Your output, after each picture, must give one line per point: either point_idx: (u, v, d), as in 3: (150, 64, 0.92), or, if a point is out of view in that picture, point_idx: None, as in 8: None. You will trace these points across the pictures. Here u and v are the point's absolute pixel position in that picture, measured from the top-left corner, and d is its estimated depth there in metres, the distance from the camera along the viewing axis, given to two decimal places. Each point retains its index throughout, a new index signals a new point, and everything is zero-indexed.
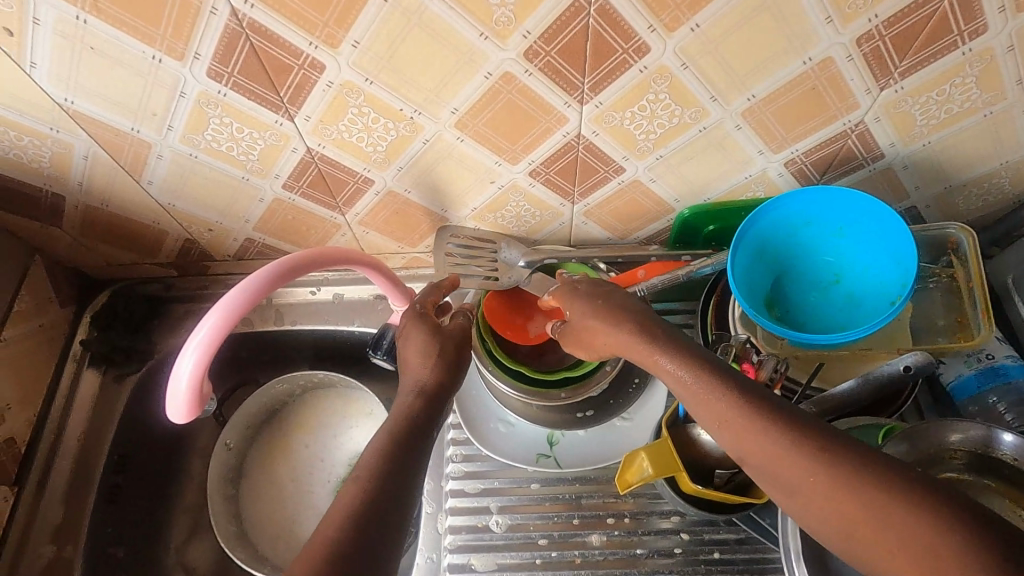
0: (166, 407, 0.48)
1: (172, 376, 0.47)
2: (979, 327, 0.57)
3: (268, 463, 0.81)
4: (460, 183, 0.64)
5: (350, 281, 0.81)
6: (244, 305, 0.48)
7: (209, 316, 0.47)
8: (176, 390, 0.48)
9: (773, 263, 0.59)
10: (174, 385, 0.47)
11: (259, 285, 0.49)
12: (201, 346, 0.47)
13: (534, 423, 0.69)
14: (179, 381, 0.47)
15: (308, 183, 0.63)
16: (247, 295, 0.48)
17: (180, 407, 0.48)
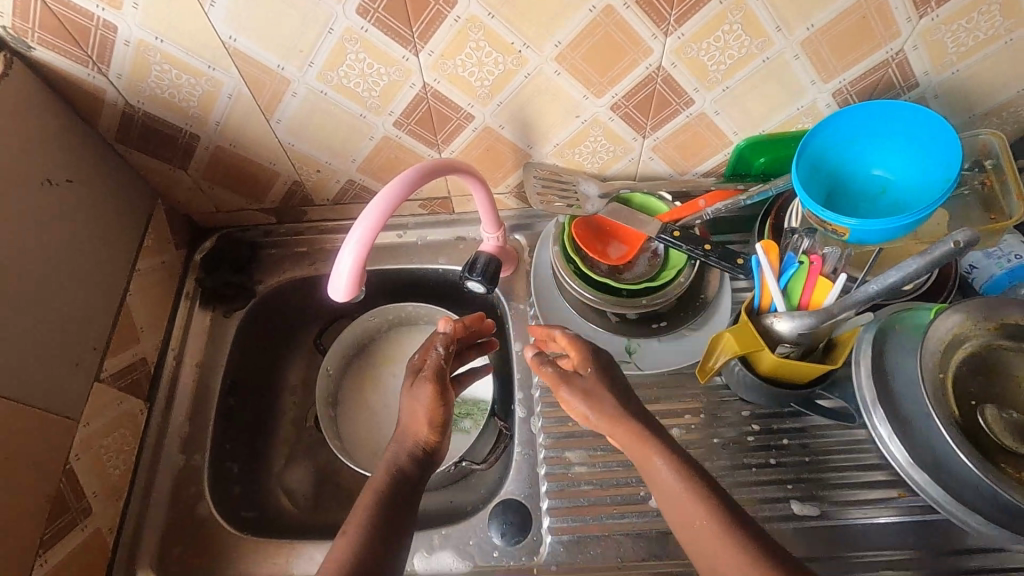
0: (332, 290, 0.56)
1: (338, 263, 0.55)
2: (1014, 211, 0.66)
3: (362, 391, 0.89)
4: (549, 118, 0.73)
5: (433, 224, 0.89)
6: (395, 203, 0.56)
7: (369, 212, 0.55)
8: (341, 273, 0.56)
9: (827, 177, 0.68)
10: (340, 271, 0.55)
11: (406, 183, 0.57)
12: (363, 237, 0.55)
13: (613, 335, 0.78)
14: (345, 267, 0.55)
15: (416, 120, 0.72)
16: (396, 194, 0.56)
17: (345, 290, 0.56)
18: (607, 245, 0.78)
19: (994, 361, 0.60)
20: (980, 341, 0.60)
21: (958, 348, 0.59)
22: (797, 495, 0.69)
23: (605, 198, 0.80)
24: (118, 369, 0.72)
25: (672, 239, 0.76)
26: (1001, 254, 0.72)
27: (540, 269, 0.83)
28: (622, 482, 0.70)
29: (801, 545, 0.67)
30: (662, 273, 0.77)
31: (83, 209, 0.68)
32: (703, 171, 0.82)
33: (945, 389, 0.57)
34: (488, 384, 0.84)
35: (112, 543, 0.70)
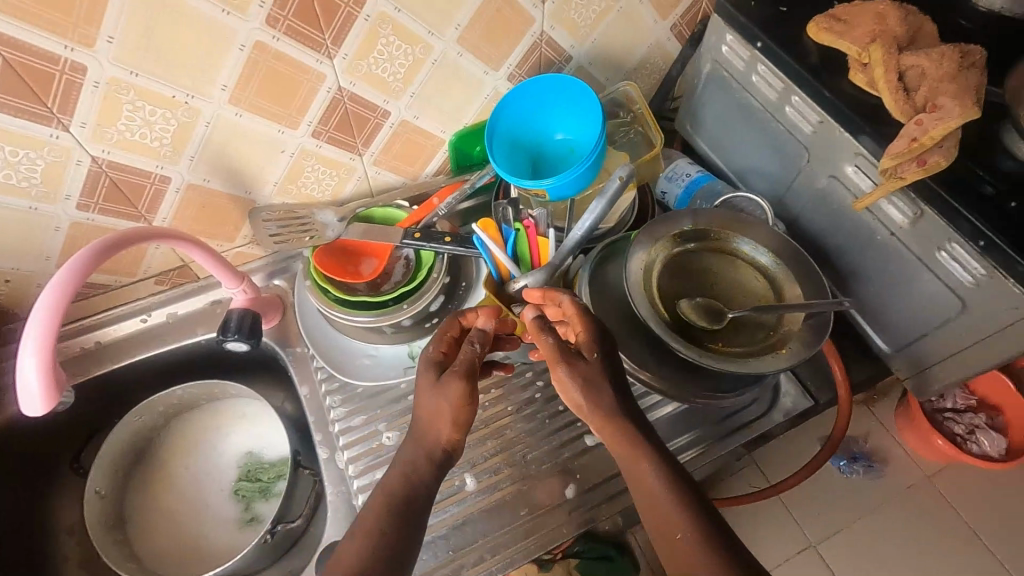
0: (24, 406, 0.56)
1: (24, 382, 0.55)
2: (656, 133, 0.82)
3: (151, 499, 0.80)
4: (254, 160, 0.72)
5: (181, 297, 0.83)
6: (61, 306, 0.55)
7: (33, 326, 0.55)
8: (33, 382, 0.55)
9: (527, 149, 0.77)
10: (26, 389, 0.55)
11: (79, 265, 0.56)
12: (35, 349, 0.55)
13: (393, 346, 0.80)
14: (32, 385, 0.55)
15: (103, 196, 0.66)
16: (58, 296, 0.55)
17: (38, 405, 0.55)
18: (358, 267, 0.79)
19: (681, 262, 0.72)
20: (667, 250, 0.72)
21: (654, 261, 0.70)
22: (586, 428, 0.77)
23: (344, 222, 0.81)
24: None
25: (416, 240, 0.78)
26: (676, 176, 0.87)
27: (304, 309, 0.82)
28: (437, 481, 0.72)
29: (603, 469, 0.74)
30: (417, 274, 0.80)
31: None
32: (433, 172, 0.88)
33: (653, 299, 0.67)
34: (277, 440, 0.84)
35: None
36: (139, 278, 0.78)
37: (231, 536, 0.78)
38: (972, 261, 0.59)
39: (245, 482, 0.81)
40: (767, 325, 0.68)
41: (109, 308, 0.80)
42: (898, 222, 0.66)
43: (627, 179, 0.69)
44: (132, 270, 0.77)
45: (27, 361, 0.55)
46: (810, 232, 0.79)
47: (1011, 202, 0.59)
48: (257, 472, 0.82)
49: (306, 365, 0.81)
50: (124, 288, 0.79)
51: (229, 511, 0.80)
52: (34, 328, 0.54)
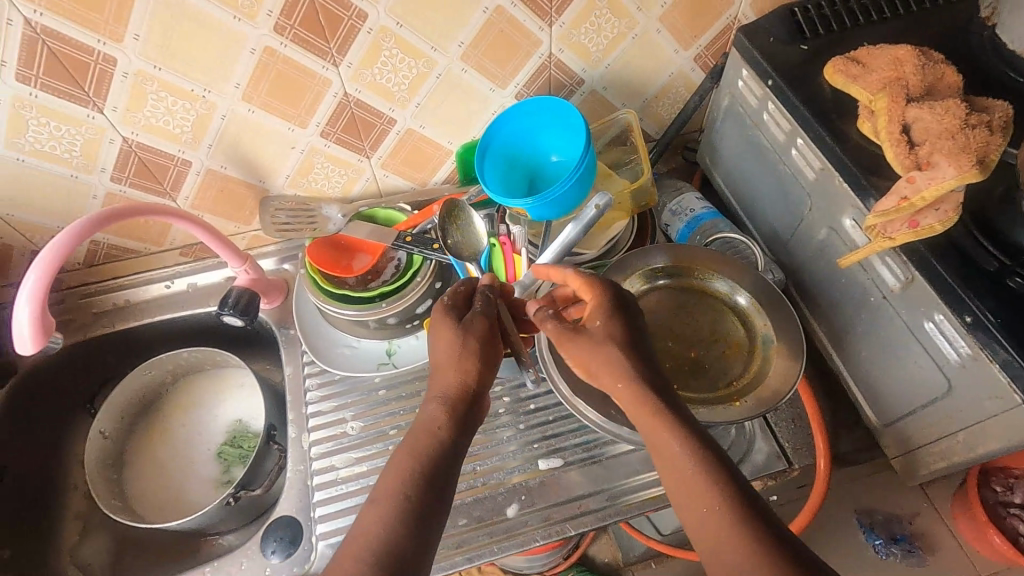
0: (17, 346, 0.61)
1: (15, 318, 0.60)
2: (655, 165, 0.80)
3: (148, 447, 0.89)
4: (266, 152, 0.78)
5: (200, 269, 0.91)
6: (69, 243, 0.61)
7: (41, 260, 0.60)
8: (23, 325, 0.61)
9: (524, 168, 0.80)
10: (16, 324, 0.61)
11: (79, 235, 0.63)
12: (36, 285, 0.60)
13: (373, 341, 0.84)
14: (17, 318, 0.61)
15: (132, 172, 0.75)
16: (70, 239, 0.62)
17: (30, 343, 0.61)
18: (351, 262, 0.85)
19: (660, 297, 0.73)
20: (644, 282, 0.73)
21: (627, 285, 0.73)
22: (545, 451, 0.76)
23: (346, 217, 0.86)
24: None
25: (406, 244, 0.82)
26: (680, 211, 0.85)
27: (301, 296, 0.87)
28: None
29: (552, 494, 0.74)
30: (403, 277, 0.83)
31: None
32: (442, 179, 0.91)
33: None
34: (255, 408, 0.91)
35: None
36: (165, 248, 0.87)
37: (206, 493, 0.85)
38: (958, 338, 0.53)
39: (229, 446, 0.88)
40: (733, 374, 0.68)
41: (139, 271, 0.90)
42: (889, 284, 0.60)
43: (603, 208, 0.68)
44: (159, 240, 0.86)
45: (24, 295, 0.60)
46: (810, 284, 0.74)
47: (1014, 279, 0.53)
48: (240, 440, 0.88)
49: (295, 347, 0.87)
50: (152, 256, 0.88)
51: (210, 470, 0.87)
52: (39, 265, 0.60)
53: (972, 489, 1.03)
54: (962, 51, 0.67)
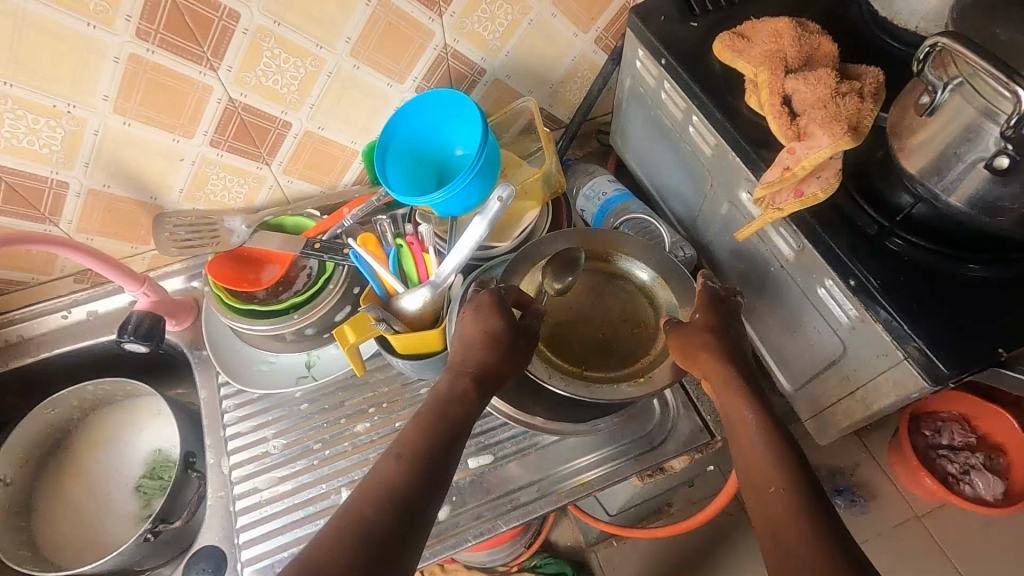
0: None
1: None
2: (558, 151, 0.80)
3: (59, 489, 0.83)
4: (153, 166, 0.74)
5: (100, 296, 0.86)
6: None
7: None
8: None
9: (431, 165, 0.77)
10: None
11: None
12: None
13: (291, 354, 0.81)
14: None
15: (2, 198, 0.69)
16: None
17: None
18: (259, 274, 0.81)
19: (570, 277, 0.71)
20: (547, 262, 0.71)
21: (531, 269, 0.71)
22: (475, 449, 0.76)
23: (251, 229, 0.81)
24: None
25: (315, 251, 0.78)
26: (594, 195, 0.85)
27: (211, 315, 0.83)
28: (313, 492, 0.72)
29: (484, 491, 0.73)
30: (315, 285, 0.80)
31: None
32: (353, 181, 0.88)
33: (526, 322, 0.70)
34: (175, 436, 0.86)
35: None
36: (57, 276, 0.82)
37: (126, 531, 0.80)
38: (846, 301, 0.55)
39: (148, 479, 0.84)
40: (642, 351, 0.69)
41: (31, 304, 0.84)
42: (785, 254, 0.61)
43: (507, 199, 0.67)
44: (48, 268, 0.80)
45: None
46: (721, 258, 0.75)
47: (893, 240, 0.55)
48: (160, 471, 0.84)
49: (210, 369, 0.83)
50: (44, 285, 0.82)
51: (129, 507, 0.82)
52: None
53: (904, 441, 1.07)
54: (842, 20, 0.69)
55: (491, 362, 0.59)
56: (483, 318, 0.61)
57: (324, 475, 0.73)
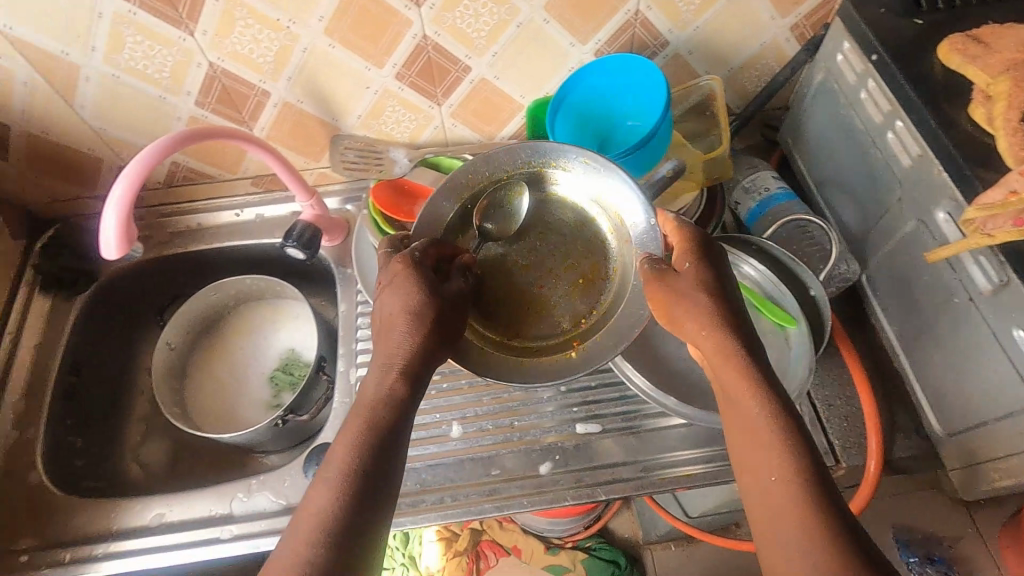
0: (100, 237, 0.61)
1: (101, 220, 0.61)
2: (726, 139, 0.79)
3: (208, 364, 0.94)
4: (342, 89, 0.79)
5: (269, 201, 0.95)
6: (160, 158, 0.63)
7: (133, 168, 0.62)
8: (109, 229, 0.61)
9: (596, 131, 0.77)
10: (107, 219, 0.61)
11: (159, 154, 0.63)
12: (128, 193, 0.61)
13: None
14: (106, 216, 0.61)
15: (216, 99, 0.78)
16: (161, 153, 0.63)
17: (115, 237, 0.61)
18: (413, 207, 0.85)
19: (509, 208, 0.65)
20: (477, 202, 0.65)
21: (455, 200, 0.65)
22: (583, 415, 0.76)
23: (412, 162, 0.87)
24: None
25: None
26: (754, 189, 0.81)
27: (360, 236, 0.89)
28: (427, 419, 0.76)
29: (585, 457, 0.74)
30: None
31: None
32: (510, 134, 0.90)
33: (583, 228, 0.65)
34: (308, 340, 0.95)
35: None
36: (238, 177, 0.91)
37: (257, 413, 0.90)
38: None
39: (281, 373, 0.92)
40: (580, 311, 0.63)
41: (213, 197, 0.94)
42: (981, 286, 0.56)
43: (673, 175, 0.68)
44: (234, 167, 0.89)
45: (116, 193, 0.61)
46: (889, 279, 0.70)
47: None
48: (292, 368, 0.92)
49: (351, 286, 0.89)
50: (226, 183, 0.92)
51: (262, 393, 0.91)
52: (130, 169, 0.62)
53: None
54: None
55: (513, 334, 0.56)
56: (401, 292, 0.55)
57: (440, 406, 0.77)
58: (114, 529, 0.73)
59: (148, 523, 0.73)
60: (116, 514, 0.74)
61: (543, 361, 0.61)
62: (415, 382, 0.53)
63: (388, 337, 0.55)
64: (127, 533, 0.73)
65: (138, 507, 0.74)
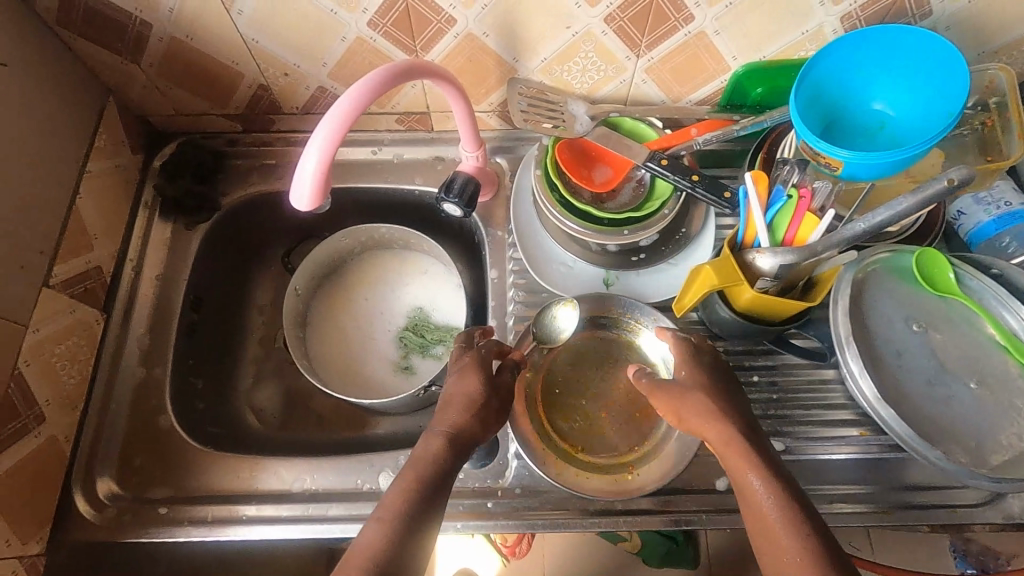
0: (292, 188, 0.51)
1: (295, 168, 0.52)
2: (1012, 148, 0.66)
3: (330, 314, 0.87)
4: (537, 26, 0.67)
5: (411, 141, 0.85)
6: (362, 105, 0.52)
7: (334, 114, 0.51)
8: (306, 170, 0.51)
9: (828, 108, 0.65)
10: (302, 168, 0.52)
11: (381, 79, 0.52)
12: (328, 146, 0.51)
13: (593, 265, 0.76)
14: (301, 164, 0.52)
15: (393, 20, 0.66)
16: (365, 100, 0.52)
17: (309, 193, 0.51)
18: (591, 174, 0.74)
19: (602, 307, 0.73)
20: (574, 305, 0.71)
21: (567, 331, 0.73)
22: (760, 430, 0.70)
23: (594, 121, 0.75)
24: (70, 275, 0.68)
25: (660, 166, 0.71)
26: (989, 200, 0.70)
27: (520, 196, 0.79)
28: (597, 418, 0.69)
29: None
30: (643, 204, 0.73)
31: (23, 90, 0.62)
32: (699, 100, 0.79)
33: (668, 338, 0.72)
34: (440, 300, 0.87)
35: (69, 453, 0.66)
36: (384, 111, 0.80)
37: (385, 374, 0.84)
38: None
39: (410, 333, 0.85)
40: (634, 440, 0.69)
41: (350, 130, 0.84)
42: None
43: (958, 185, 0.51)
44: (383, 101, 0.78)
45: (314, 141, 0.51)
46: None
47: None
48: (423, 326, 0.86)
49: (501, 251, 0.80)
50: (369, 116, 0.81)
51: (389, 351, 0.85)
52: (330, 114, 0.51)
53: None
54: None
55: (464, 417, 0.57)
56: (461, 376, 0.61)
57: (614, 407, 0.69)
58: (251, 489, 0.68)
59: (288, 488, 0.68)
60: (253, 473, 0.69)
61: (601, 478, 0.66)
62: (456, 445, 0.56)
63: (452, 404, 0.59)
64: (264, 494, 0.68)
65: (275, 468, 0.69)
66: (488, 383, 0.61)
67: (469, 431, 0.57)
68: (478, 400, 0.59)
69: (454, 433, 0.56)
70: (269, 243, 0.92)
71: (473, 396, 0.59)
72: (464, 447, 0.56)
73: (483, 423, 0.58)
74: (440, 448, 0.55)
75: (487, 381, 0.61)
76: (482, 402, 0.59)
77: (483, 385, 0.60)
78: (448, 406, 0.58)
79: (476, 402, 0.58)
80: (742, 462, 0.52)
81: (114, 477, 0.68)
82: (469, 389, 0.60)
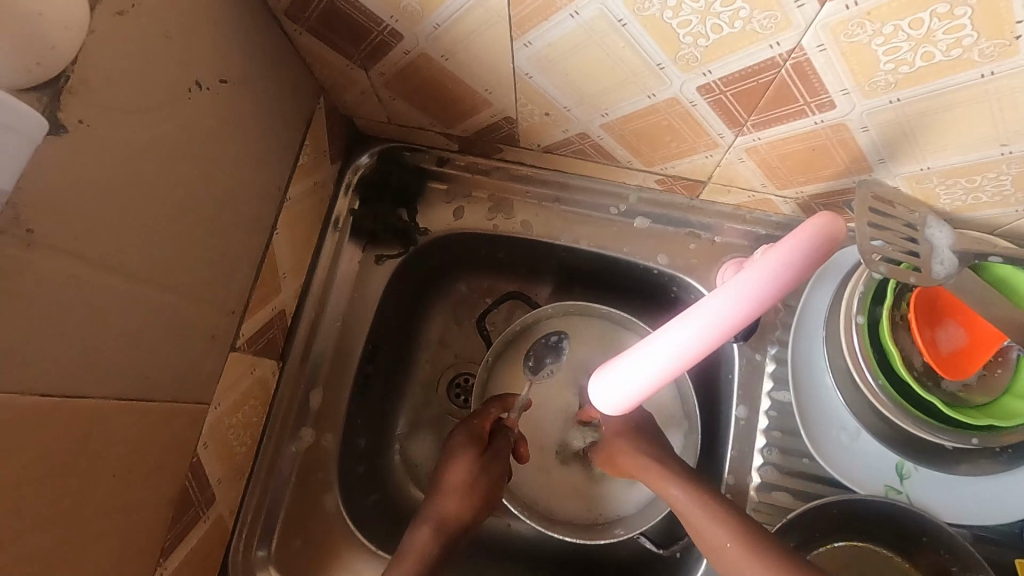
0: (592, 395, 0.41)
1: (600, 369, 0.40)
2: None
3: (515, 389, 0.70)
4: (955, 134, 0.43)
5: (664, 205, 0.65)
6: (712, 347, 0.35)
7: (667, 357, 0.36)
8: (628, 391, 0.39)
9: None
10: (605, 374, 0.40)
11: (770, 286, 0.34)
12: (649, 385, 0.38)
13: (893, 449, 0.56)
14: (606, 372, 0.40)
15: (738, 91, 0.45)
16: (717, 343, 0.35)
17: (611, 412, 0.41)
18: (935, 334, 0.53)
19: (868, 513, 0.55)
20: (818, 505, 0.55)
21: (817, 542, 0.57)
22: None
23: (957, 258, 0.50)
24: (257, 329, 0.56)
25: None
26: None
27: (806, 325, 0.60)
28: None
29: None
30: (1002, 399, 0.52)
31: (243, 112, 0.47)
32: None
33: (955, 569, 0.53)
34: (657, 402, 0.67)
35: (232, 526, 0.59)
36: (646, 170, 0.61)
37: (569, 483, 0.68)
38: None
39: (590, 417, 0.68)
40: None
41: (589, 177, 0.66)
42: None
43: None
44: (654, 160, 0.58)
45: (629, 364, 0.38)
46: None
47: None
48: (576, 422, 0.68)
49: (755, 385, 0.62)
50: (623, 170, 0.62)
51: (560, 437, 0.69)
52: (660, 354, 0.36)
53: None
54: None
55: (454, 498, 0.58)
56: (450, 449, 0.60)
57: None
58: None
59: None
60: None
61: None
62: (450, 532, 0.57)
63: (451, 490, 0.58)
64: None
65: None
66: (486, 462, 0.59)
67: (461, 515, 0.58)
68: (470, 483, 0.58)
69: (444, 521, 0.57)
70: (453, 277, 0.76)
71: (466, 480, 0.58)
72: (455, 534, 0.58)
73: (478, 506, 0.59)
74: (433, 538, 0.56)
75: (480, 463, 0.59)
76: (474, 486, 0.59)
77: (476, 466, 0.59)
78: (449, 491, 0.58)
79: (469, 490, 0.58)
80: (660, 480, 0.54)
81: (272, 555, 0.61)
82: (463, 473, 0.58)
